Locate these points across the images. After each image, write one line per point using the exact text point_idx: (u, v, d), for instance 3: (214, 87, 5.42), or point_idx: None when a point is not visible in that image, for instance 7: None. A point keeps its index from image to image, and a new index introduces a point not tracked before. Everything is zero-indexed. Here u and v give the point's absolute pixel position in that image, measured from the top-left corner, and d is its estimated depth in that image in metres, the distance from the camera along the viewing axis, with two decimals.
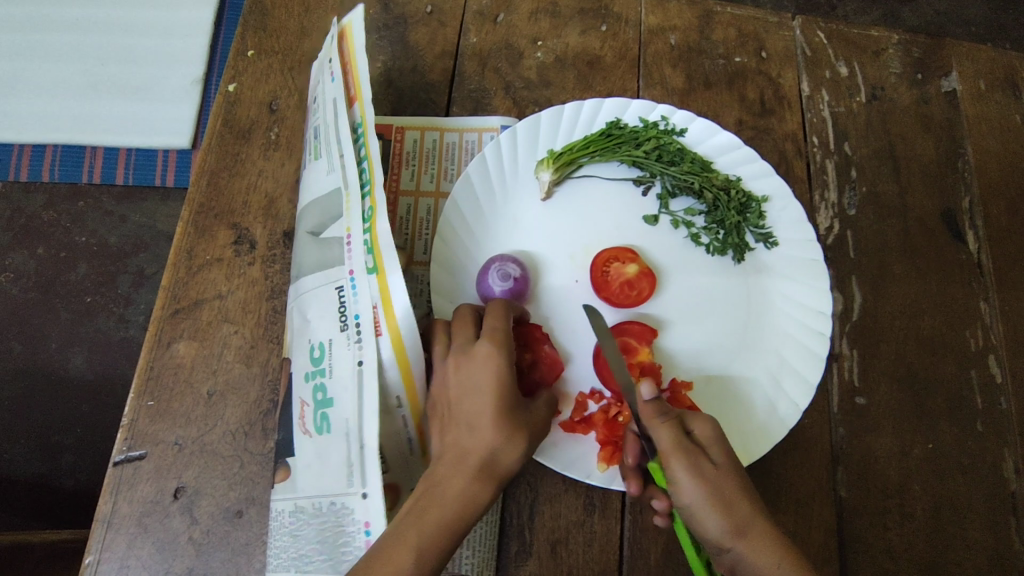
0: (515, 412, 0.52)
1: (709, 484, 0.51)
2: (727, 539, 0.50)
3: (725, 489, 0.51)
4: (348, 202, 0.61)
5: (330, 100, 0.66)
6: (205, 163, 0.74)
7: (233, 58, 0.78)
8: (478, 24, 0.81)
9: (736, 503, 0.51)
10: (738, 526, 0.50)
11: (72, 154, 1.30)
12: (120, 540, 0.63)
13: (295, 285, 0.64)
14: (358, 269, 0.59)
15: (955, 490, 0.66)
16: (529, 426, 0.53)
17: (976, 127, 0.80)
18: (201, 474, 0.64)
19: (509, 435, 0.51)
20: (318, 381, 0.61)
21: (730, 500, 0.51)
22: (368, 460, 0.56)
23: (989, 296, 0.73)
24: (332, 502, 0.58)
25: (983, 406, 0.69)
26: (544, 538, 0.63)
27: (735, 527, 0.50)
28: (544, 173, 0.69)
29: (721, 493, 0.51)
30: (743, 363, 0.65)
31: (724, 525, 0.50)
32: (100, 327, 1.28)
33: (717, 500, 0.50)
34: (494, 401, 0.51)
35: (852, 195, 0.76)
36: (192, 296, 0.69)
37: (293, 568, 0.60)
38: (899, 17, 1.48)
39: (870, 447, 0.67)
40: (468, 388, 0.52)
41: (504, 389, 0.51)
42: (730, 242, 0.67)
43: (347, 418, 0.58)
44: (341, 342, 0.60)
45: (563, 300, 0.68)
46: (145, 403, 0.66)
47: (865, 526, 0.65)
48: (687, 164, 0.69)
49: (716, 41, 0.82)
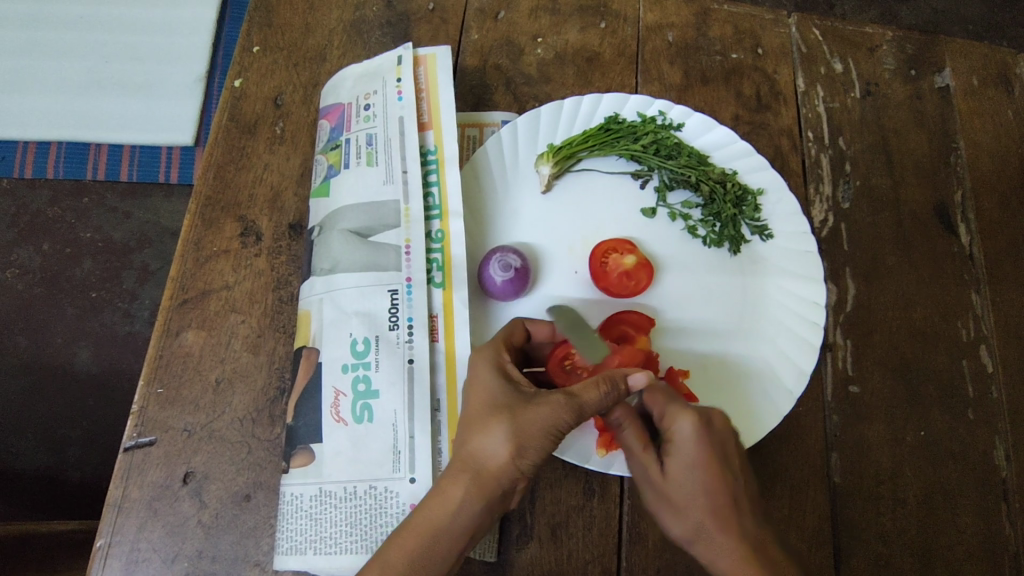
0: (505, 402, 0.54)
1: (673, 490, 0.55)
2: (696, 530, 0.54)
3: (689, 496, 0.54)
4: (410, 217, 0.68)
5: (396, 117, 0.72)
6: (212, 158, 0.75)
7: (238, 55, 0.80)
8: (479, 21, 0.83)
9: (693, 509, 0.54)
10: (693, 530, 0.54)
11: (77, 150, 1.31)
12: (131, 524, 0.64)
13: (330, 279, 0.67)
14: (418, 279, 0.67)
15: (946, 476, 0.68)
16: (522, 416, 0.53)
17: (968, 123, 0.81)
18: (210, 459, 0.66)
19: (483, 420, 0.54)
20: (360, 373, 0.65)
21: (690, 504, 0.54)
22: (419, 447, 0.63)
23: (980, 288, 0.74)
24: (371, 487, 0.62)
25: (973, 394, 0.71)
26: (544, 521, 0.64)
27: (691, 529, 0.54)
28: (544, 167, 0.71)
29: (682, 499, 0.55)
30: (738, 351, 0.67)
31: (699, 515, 0.54)
32: (106, 322, 1.30)
33: (675, 504, 0.55)
34: (484, 400, 0.55)
35: (847, 188, 0.78)
36: (199, 286, 0.71)
37: (311, 550, 0.61)
38: (897, 16, 1.49)
39: (863, 434, 0.68)
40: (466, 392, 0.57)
41: (493, 390, 0.55)
42: (727, 234, 0.69)
43: (395, 410, 0.64)
44: (389, 341, 0.66)
45: (563, 291, 0.69)
46: (155, 391, 0.68)
47: (858, 511, 0.66)
48: (684, 158, 0.71)
49: (713, 37, 0.83)
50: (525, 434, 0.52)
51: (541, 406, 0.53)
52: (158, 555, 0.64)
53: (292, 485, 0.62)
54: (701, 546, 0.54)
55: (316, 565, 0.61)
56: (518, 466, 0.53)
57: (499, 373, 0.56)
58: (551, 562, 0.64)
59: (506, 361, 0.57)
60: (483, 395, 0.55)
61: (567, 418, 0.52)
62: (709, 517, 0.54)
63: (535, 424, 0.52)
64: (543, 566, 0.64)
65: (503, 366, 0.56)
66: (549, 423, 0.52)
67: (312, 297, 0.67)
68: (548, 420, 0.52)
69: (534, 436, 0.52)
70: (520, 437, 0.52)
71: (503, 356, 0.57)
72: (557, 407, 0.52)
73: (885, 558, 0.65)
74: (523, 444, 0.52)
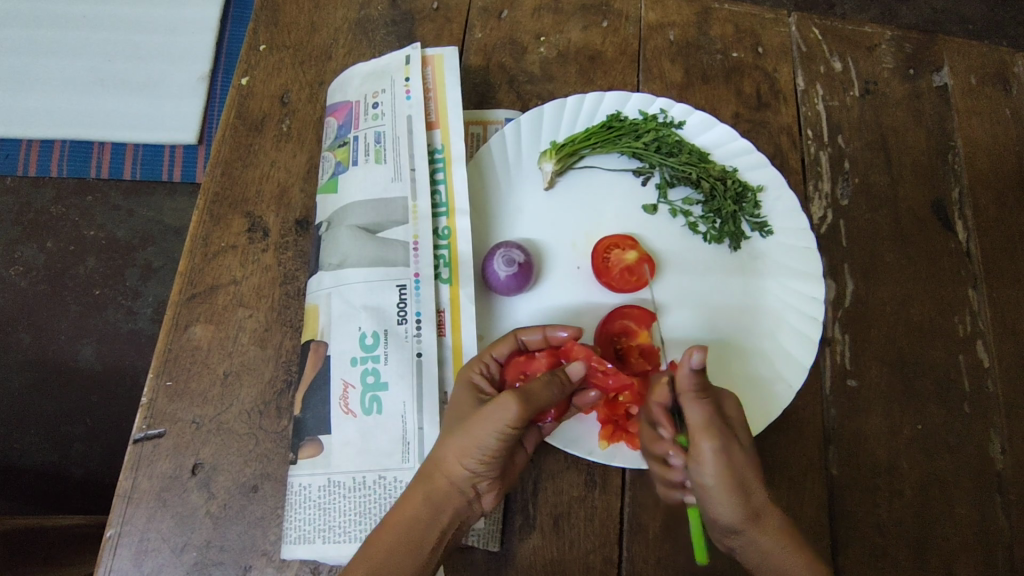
0: (477, 427, 0.54)
1: (729, 462, 0.53)
2: (741, 522, 0.54)
3: (741, 473, 0.53)
4: (418, 213, 0.69)
5: (405, 115, 0.73)
6: (220, 155, 0.76)
7: (245, 53, 0.81)
8: (483, 20, 0.84)
9: (755, 485, 0.54)
10: (754, 510, 0.54)
11: (82, 148, 1.32)
12: (140, 514, 0.65)
13: (338, 273, 0.68)
14: (425, 274, 0.68)
15: (942, 468, 0.69)
16: (478, 436, 0.54)
17: (966, 121, 0.82)
18: (218, 451, 0.67)
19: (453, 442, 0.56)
20: (369, 366, 0.66)
21: (749, 484, 0.54)
22: (427, 438, 0.64)
23: (977, 283, 0.75)
24: (380, 476, 0.64)
25: (970, 388, 0.72)
26: (547, 512, 0.66)
27: (753, 510, 0.53)
28: (547, 164, 0.72)
29: (740, 475, 0.53)
30: (739, 347, 0.68)
31: (743, 510, 0.53)
32: (109, 320, 1.30)
33: (741, 482, 0.53)
34: (469, 429, 0.55)
35: (846, 185, 0.79)
36: (207, 281, 0.72)
37: (319, 538, 0.62)
38: (897, 15, 1.50)
39: (861, 427, 0.69)
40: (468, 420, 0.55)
41: (481, 425, 0.54)
42: (727, 231, 0.70)
43: (403, 402, 0.65)
44: (398, 335, 0.67)
45: (566, 287, 0.70)
46: (164, 383, 0.69)
47: (856, 502, 0.67)
48: (685, 155, 0.71)
49: (713, 36, 0.84)
50: (474, 439, 0.54)
51: (488, 411, 0.54)
52: (167, 544, 0.65)
53: (300, 476, 0.63)
54: (757, 526, 0.54)
55: (325, 554, 0.62)
56: (478, 473, 0.56)
57: (471, 386, 0.60)
58: (553, 553, 0.65)
59: (474, 373, 0.61)
60: (472, 424, 0.55)
61: (512, 421, 0.53)
62: (764, 493, 0.54)
63: (481, 429, 0.54)
64: (546, 556, 0.65)
65: (474, 379, 0.61)
66: (493, 425, 0.54)
67: (320, 292, 0.68)
68: (495, 421, 0.53)
69: (480, 438, 0.54)
70: (466, 442, 0.55)
71: (476, 372, 0.61)
72: (496, 412, 0.53)
73: (882, 548, 0.66)
74: (472, 449, 0.55)
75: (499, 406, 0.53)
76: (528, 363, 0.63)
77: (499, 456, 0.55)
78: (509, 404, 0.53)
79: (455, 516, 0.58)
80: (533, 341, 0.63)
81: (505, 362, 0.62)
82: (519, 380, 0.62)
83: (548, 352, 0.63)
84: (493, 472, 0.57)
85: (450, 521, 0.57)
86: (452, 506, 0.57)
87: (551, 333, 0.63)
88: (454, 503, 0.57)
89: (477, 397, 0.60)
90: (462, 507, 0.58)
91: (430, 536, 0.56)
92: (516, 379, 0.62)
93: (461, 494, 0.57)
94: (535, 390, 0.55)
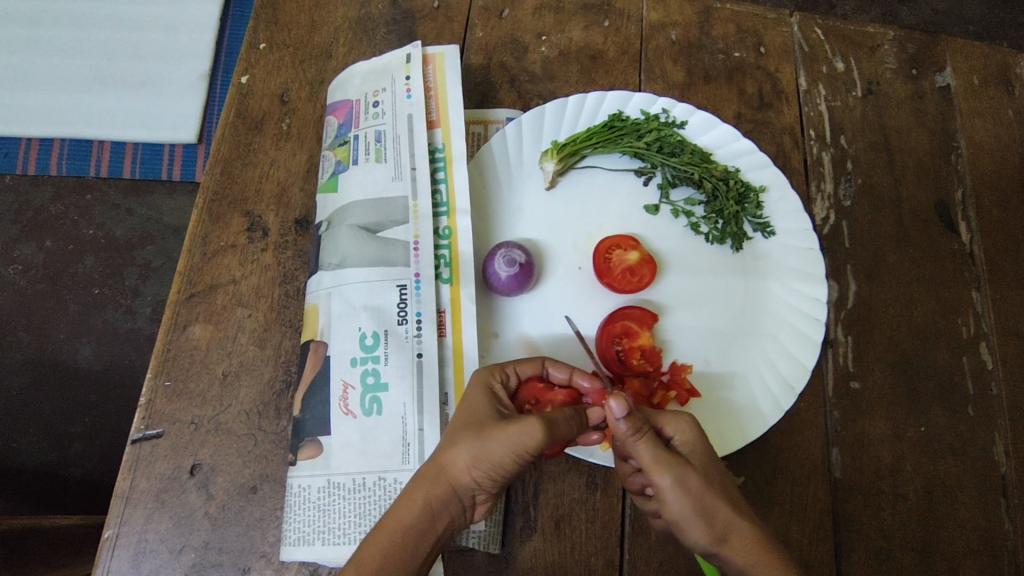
0: (493, 441, 0.54)
1: (687, 494, 0.53)
2: (708, 544, 0.53)
3: (703, 499, 0.53)
4: (418, 213, 0.69)
5: (406, 114, 0.72)
6: (219, 153, 0.76)
7: (245, 51, 0.81)
8: (484, 18, 0.83)
9: (717, 510, 0.53)
10: (719, 534, 0.53)
11: (81, 146, 1.31)
12: (138, 515, 0.65)
13: (336, 272, 0.68)
14: (426, 274, 0.67)
15: (945, 471, 0.68)
16: (488, 446, 0.54)
17: (969, 122, 0.82)
18: (216, 451, 0.66)
19: (465, 449, 0.55)
20: (369, 366, 0.66)
21: (712, 508, 0.53)
22: (428, 439, 0.64)
23: (980, 285, 0.75)
24: (381, 478, 0.63)
25: (973, 391, 0.71)
26: (547, 514, 0.65)
27: (719, 532, 0.53)
28: (549, 163, 0.71)
29: (698, 504, 0.53)
30: (741, 349, 0.67)
31: (705, 535, 0.53)
32: (108, 319, 1.30)
33: (703, 510, 0.53)
34: (484, 442, 0.54)
35: (848, 185, 0.78)
36: (206, 281, 0.71)
37: (319, 540, 0.62)
38: (897, 17, 1.50)
39: (864, 429, 0.69)
40: (484, 433, 0.55)
41: (496, 443, 0.54)
42: (729, 231, 0.69)
43: (404, 403, 0.65)
44: (399, 335, 0.66)
45: (568, 287, 0.70)
46: (162, 383, 0.68)
47: (859, 505, 0.67)
48: (687, 155, 0.71)
49: (716, 36, 0.84)
50: (491, 452, 0.54)
51: (515, 425, 0.54)
52: (165, 546, 0.64)
53: (300, 477, 0.63)
54: (727, 550, 0.53)
55: (325, 556, 0.62)
56: (482, 482, 0.56)
57: (489, 393, 0.59)
58: (554, 555, 0.64)
59: (495, 381, 0.60)
60: (489, 439, 0.54)
61: (532, 445, 0.53)
62: (728, 512, 0.53)
63: (501, 444, 0.54)
64: (547, 559, 0.64)
65: (493, 388, 0.59)
66: (516, 443, 0.54)
67: (320, 292, 0.67)
68: (518, 440, 0.53)
69: (498, 452, 0.54)
70: (481, 452, 0.54)
71: (496, 379, 0.60)
72: (518, 429, 0.53)
73: (884, 552, 0.66)
74: (483, 459, 0.54)
75: (523, 428, 0.53)
76: (544, 392, 0.62)
77: (507, 472, 0.55)
78: (533, 428, 0.53)
79: (449, 524, 0.56)
80: (557, 376, 0.62)
81: (522, 380, 0.62)
82: (530, 405, 0.61)
83: (568, 389, 0.63)
84: (495, 485, 0.56)
85: (444, 528, 0.56)
86: (449, 513, 0.56)
87: (576, 377, 0.62)
88: (449, 513, 0.56)
89: (493, 403, 0.58)
90: (456, 514, 0.56)
91: (424, 545, 0.54)
92: (527, 403, 0.61)
93: (458, 502, 0.56)
94: (559, 419, 0.55)
